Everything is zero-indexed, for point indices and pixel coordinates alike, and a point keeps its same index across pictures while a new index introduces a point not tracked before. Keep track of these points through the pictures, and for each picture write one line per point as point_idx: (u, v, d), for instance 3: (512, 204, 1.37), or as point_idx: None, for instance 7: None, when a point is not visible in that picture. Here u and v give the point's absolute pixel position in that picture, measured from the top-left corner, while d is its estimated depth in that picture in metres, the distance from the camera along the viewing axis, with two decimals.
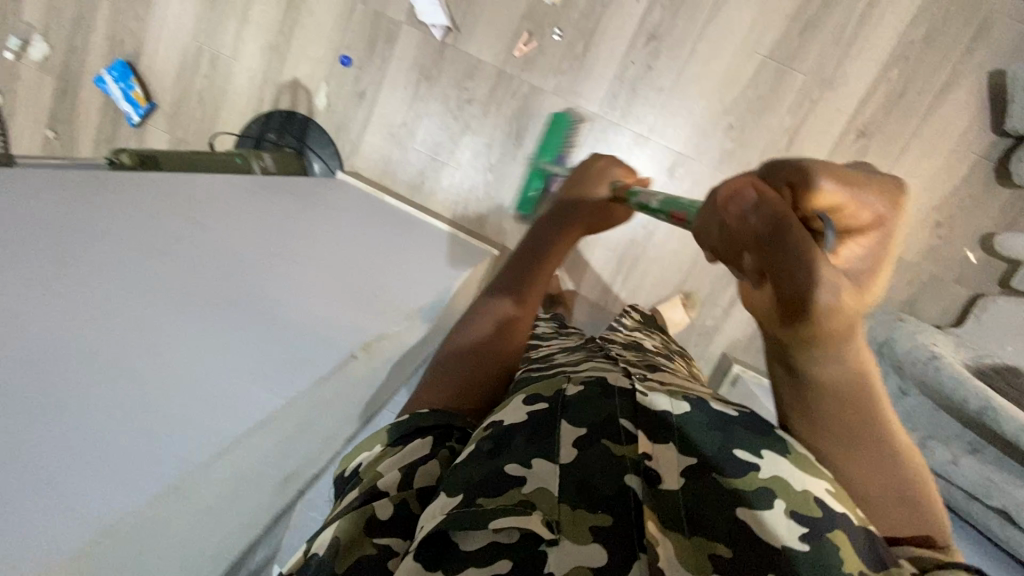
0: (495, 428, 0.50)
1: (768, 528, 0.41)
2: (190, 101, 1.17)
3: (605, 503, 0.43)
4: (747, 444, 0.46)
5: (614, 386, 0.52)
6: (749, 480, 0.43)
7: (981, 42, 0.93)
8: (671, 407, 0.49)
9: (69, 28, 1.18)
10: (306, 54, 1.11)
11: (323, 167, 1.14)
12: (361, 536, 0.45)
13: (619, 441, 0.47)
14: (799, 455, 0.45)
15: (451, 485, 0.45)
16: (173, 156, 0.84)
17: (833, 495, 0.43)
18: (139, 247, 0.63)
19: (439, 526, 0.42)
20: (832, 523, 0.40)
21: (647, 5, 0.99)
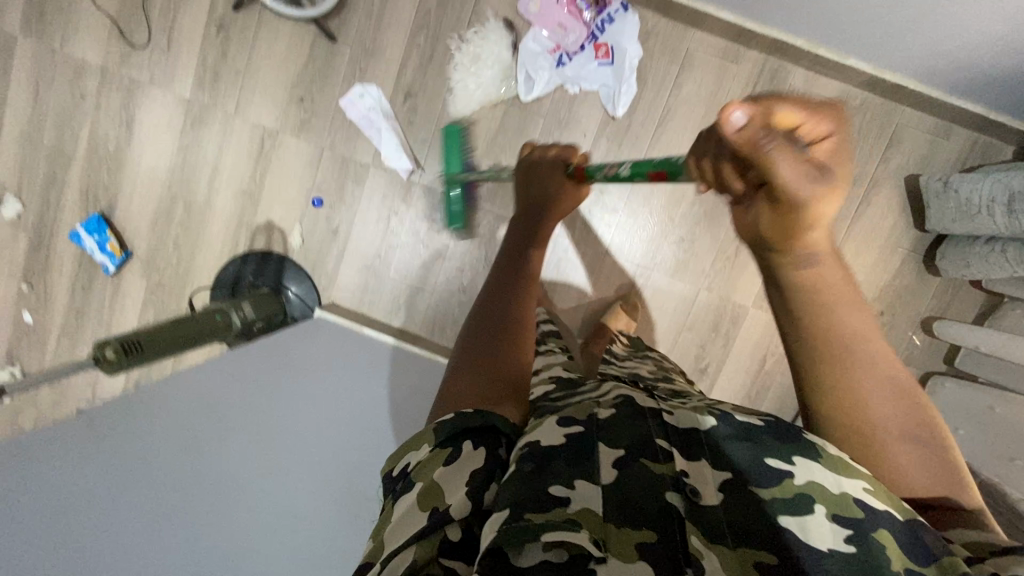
0: (529, 446, 0.49)
1: (813, 535, 0.43)
2: (166, 247, 1.21)
3: (649, 521, 0.45)
4: (780, 454, 0.49)
5: (649, 409, 0.56)
6: (784, 488, 0.46)
7: (894, 152, 1.03)
8: (699, 424, 0.53)
9: (43, 187, 1.22)
10: (279, 197, 1.16)
11: (302, 302, 1.18)
12: (433, 560, 0.43)
13: (657, 459, 0.50)
14: (834, 458, 0.48)
15: (503, 497, 0.44)
16: (155, 330, 0.87)
17: (871, 493, 0.46)
18: (155, 490, 0.64)
19: (495, 543, 0.41)
20: (879, 521, 0.44)
21: (593, 138, 1.07)
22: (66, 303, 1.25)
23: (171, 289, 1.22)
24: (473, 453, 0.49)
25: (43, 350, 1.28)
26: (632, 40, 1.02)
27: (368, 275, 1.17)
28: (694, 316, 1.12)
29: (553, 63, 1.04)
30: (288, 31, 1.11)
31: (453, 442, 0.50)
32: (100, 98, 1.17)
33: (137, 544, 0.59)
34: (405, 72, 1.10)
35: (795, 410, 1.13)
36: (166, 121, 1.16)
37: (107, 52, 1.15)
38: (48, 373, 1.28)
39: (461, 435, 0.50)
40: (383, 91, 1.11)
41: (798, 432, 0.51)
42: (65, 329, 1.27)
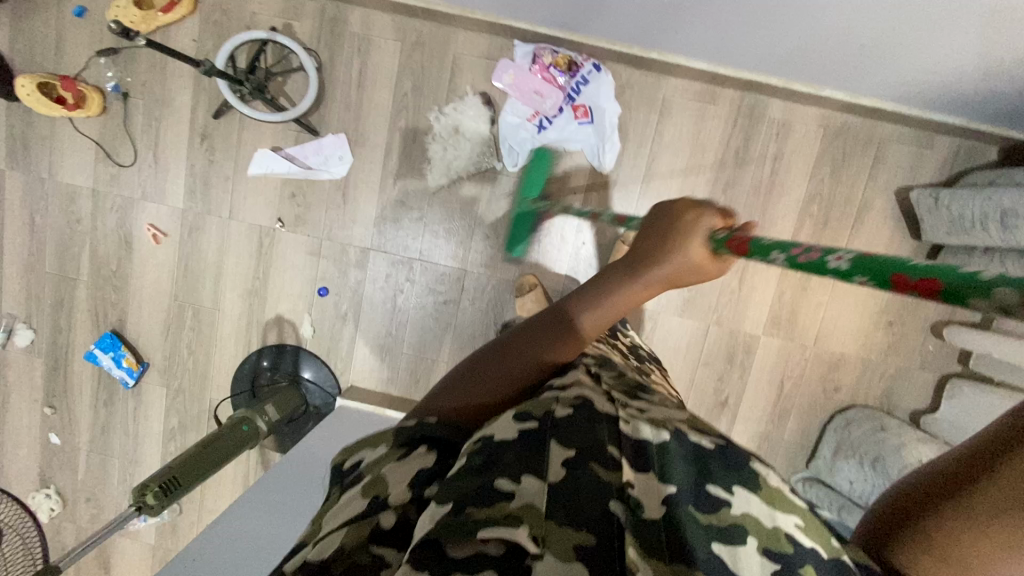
0: (484, 441, 0.48)
1: (742, 560, 0.44)
2: (181, 353, 1.22)
3: (590, 523, 0.44)
4: (718, 481, 0.49)
5: (604, 414, 0.53)
6: (721, 516, 0.47)
7: (881, 168, 1.05)
8: (652, 436, 0.52)
9: (53, 312, 1.23)
10: (284, 292, 1.18)
11: (321, 390, 1.19)
12: (365, 544, 0.42)
13: (607, 466, 0.48)
14: (771, 492, 0.49)
15: (444, 491, 0.43)
16: (189, 455, 0.89)
17: (801, 530, 0.47)
18: None
19: (431, 536, 0.40)
20: (805, 558, 0.44)
21: (584, 195, 1.09)
22: (90, 420, 1.27)
23: (191, 393, 1.23)
24: (426, 456, 0.49)
25: (74, 468, 1.29)
26: (605, 103, 1.04)
27: (382, 355, 1.18)
28: (708, 351, 1.13)
29: (535, 128, 1.06)
30: (271, 132, 1.12)
31: (409, 447, 0.50)
32: (94, 219, 1.19)
33: None
34: (390, 156, 1.11)
35: (820, 429, 1.13)
36: (163, 234, 1.18)
37: (95, 174, 1.16)
38: (82, 490, 1.30)
39: (421, 441, 0.51)
40: (372, 177, 1.12)
41: (748, 460, 0.52)
42: (93, 445, 1.28)
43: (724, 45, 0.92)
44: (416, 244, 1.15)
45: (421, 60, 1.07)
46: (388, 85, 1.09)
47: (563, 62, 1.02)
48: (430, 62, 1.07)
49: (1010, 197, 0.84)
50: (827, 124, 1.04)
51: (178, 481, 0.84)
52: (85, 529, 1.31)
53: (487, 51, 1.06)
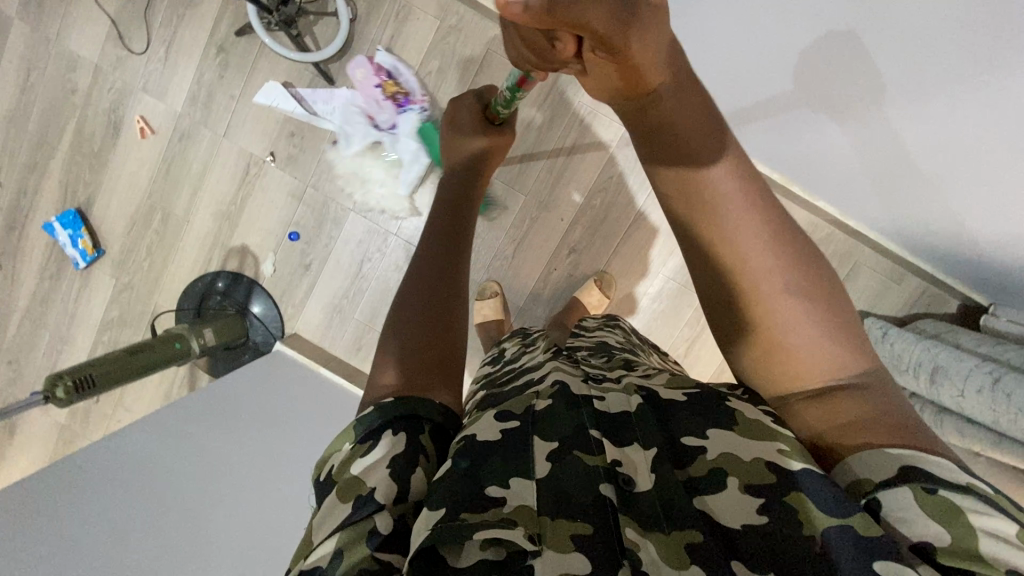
0: (467, 440, 0.46)
1: (724, 512, 0.41)
2: (139, 251, 1.22)
3: (584, 511, 0.41)
4: (694, 430, 0.46)
5: (581, 395, 0.50)
6: (699, 467, 0.44)
7: (848, 287, 1.08)
8: (629, 407, 0.49)
9: (22, 172, 1.21)
10: (256, 224, 1.17)
11: (264, 330, 1.20)
12: (359, 545, 0.40)
13: (591, 450, 0.45)
14: (751, 426, 0.45)
15: (435, 497, 0.41)
16: (108, 360, 0.89)
17: (788, 453, 0.42)
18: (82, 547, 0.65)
19: (429, 542, 0.38)
20: (796, 484, 0.40)
21: (570, 224, 1.12)
22: (32, 288, 1.26)
23: (138, 292, 1.23)
24: (395, 440, 0.46)
25: (4, 329, 1.29)
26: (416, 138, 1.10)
27: (333, 313, 1.20)
28: None
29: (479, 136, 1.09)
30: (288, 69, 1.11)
31: (374, 437, 0.47)
32: (90, 95, 1.17)
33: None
34: (397, 128, 1.11)
35: None
36: (153, 130, 1.16)
37: (103, 52, 1.14)
38: (7, 352, 1.30)
39: (389, 425, 0.48)
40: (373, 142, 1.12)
41: (718, 400, 0.48)
42: (29, 311, 1.28)
43: (773, 100, 0.81)
44: (397, 217, 1.15)
45: (454, 46, 1.07)
46: (415, 60, 1.08)
47: (393, 87, 1.09)
48: (461, 50, 1.07)
49: (944, 355, 0.88)
50: (813, 231, 1.06)
51: (93, 381, 0.85)
52: None
53: None
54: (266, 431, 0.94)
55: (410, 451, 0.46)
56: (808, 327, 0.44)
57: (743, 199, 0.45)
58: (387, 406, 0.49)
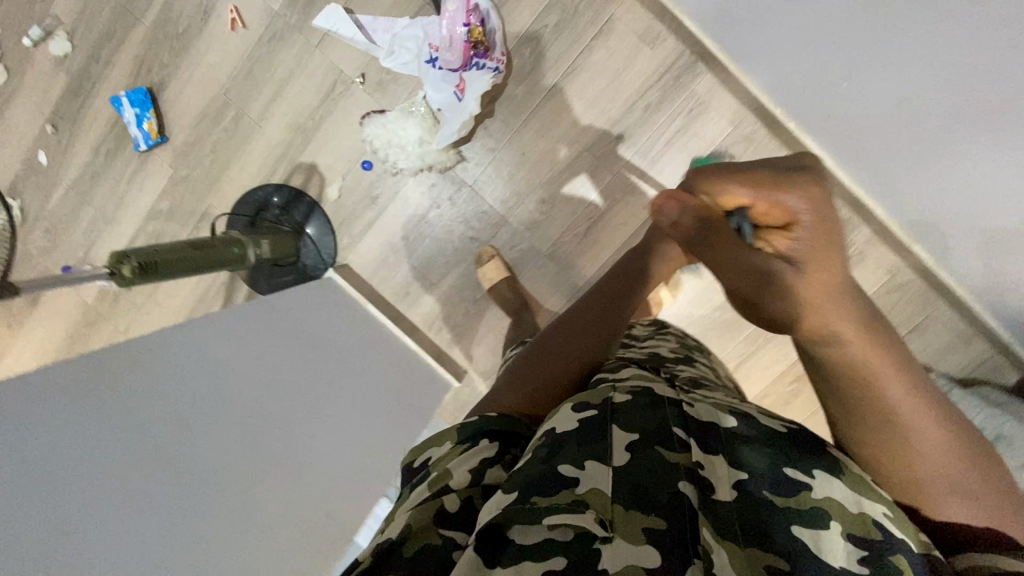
0: (547, 435, 0.47)
1: (825, 546, 0.42)
2: (204, 146, 1.17)
3: (660, 507, 0.42)
4: (802, 465, 0.47)
5: (665, 397, 0.52)
6: (801, 500, 0.45)
7: (914, 338, 1.06)
8: (716, 420, 0.51)
9: (99, 38, 1.16)
10: (330, 145, 1.13)
11: (316, 254, 1.17)
12: (428, 526, 0.43)
13: (672, 447, 0.46)
14: (854, 477, 0.47)
15: (509, 480, 0.43)
16: (170, 249, 0.86)
17: (891, 518, 0.45)
18: (178, 421, 0.64)
19: (499, 520, 0.40)
20: (897, 548, 0.42)
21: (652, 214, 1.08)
22: (85, 161, 1.22)
23: (194, 189, 1.19)
24: (483, 446, 0.50)
25: (48, 196, 1.25)
26: (476, 96, 1.05)
27: (389, 252, 1.17)
28: None
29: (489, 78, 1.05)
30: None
31: (471, 438, 0.50)
32: None
33: (162, 466, 0.60)
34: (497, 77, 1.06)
35: None
36: (244, 24, 1.11)
37: None
38: (46, 220, 1.26)
39: (485, 433, 0.51)
40: None
41: (821, 445, 0.50)
42: (76, 184, 1.23)
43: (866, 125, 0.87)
44: (475, 170, 1.11)
45: (577, 4, 1.02)
46: (533, 10, 1.03)
47: (479, 34, 1.02)
48: (584, 10, 1.02)
49: None
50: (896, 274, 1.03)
51: (155, 266, 0.82)
52: (30, 256, 1.27)
53: (643, 32, 1.01)
54: (292, 349, 0.88)
55: (495, 458, 0.49)
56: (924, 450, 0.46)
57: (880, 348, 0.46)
58: (489, 418, 0.52)
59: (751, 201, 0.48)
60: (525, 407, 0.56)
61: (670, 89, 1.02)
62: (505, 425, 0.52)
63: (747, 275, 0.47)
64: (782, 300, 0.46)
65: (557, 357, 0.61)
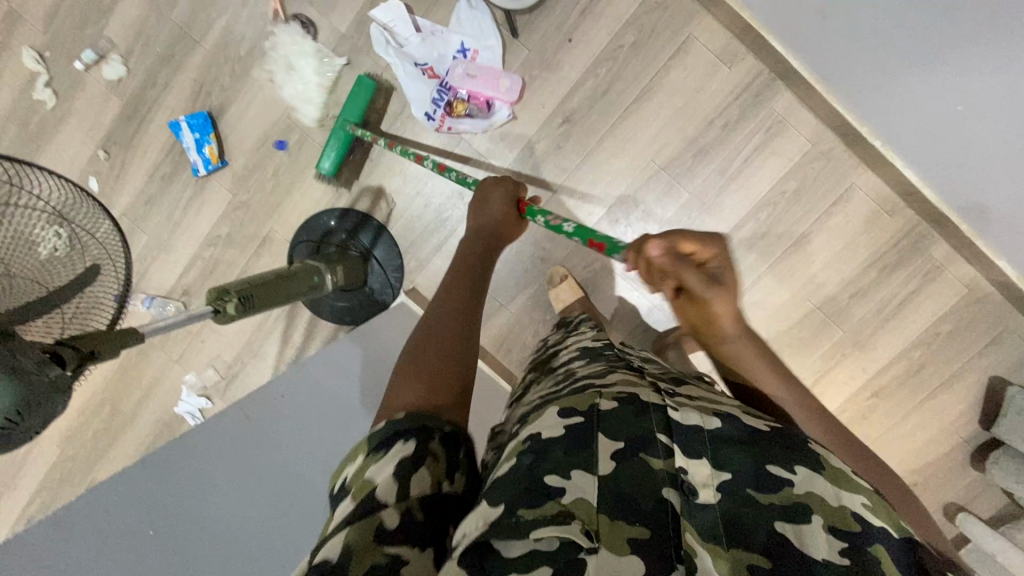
0: (532, 441, 0.50)
1: (809, 540, 0.42)
2: (265, 170, 1.15)
3: (643, 516, 0.44)
4: (778, 460, 0.48)
5: (652, 403, 0.53)
6: (784, 494, 0.45)
7: (992, 351, 1.06)
8: (702, 423, 0.51)
9: (156, 61, 1.13)
10: (398, 168, 1.12)
11: (383, 279, 1.14)
12: (373, 545, 0.44)
13: (658, 455, 0.48)
14: (835, 472, 0.48)
15: (492, 496, 0.46)
16: (257, 279, 0.82)
17: (868, 508, 0.46)
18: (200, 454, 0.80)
19: (484, 536, 0.42)
20: (875, 538, 0.43)
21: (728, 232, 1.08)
22: (139, 186, 1.19)
23: (254, 214, 1.17)
24: (406, 446, 0.50)
25: None
26: (437, 137, 1.10)
27: None
28: None
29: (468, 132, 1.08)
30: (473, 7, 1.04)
31: (386, 444, 0.51)
32: None
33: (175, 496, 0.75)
34: (572, 98, 1.06)
35: None
36: (310, 47, 1.09)
37: None
38: None
39: (404, 433, 0.51)
40: (542, 108, 1.07)
41: (804, 442, 0.51)
42: (129, 210, 1.20)
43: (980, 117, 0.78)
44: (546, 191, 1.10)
45: (654, 25, 1.02)
46: (610, 30, 1.03)
47: (462, 108, 1.06)
48: (662, 30, 1.01)
49: None
50: (975, 288, 1.03)
51: (250, 299, 0.78)
52: None
53: (721, 50, 1.01)
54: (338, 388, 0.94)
55: (418, 453, 0.49)
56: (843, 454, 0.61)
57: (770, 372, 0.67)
58: (399, 419, 0.53)
59: (696, 249, 0.66)
60: (432, 399, 0.56)
61: (747, 107, 1.02)
62: (421, 418, 0.53)
63: (712, 286, 0.64)
64: (717, 300, 0.64)
65: (446, 354, 0.63)
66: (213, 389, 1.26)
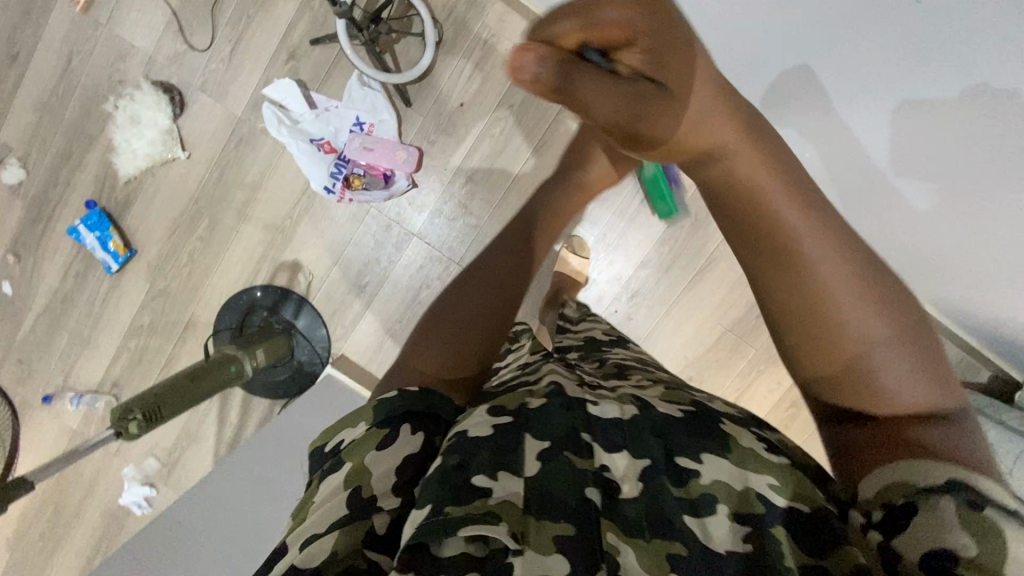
0: (458, 438, 0.47)
1: (713, 534, 0.42)
2: (179, 256, 1.15)
3: (568, 513, 0.42)
4: (686, 449, 0.48)
5: (574, 397, 0.53)
6: (691, 486, 0.45)
7: None
8: (620, 414, 0.52)
9: (54, 162, 1.13)
10: (312, 240, 1.13)
11: (310, 351, 1.16)
12: (357, 548, 0.41)
13: (581, 454, 0.47)
14: (740, 455, 0.47)
15: (423, 496, 0.42)
16: (166, 388, 0.84)
17: (776, 490, 0.44)
18: None
19: (413, 539, 0.39)
20: (776, 517, 0.42)
21: (636, 268, 1.12)
22: (53, 286, 1.18)
23: (174, 300, 1.17)
24: (411, 436, 0.48)
25: (17, 326, 1.20)
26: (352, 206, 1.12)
27: (384, 337, 1.16)
28: None
29: (382, 195, 1.09)
30: (364, 83, 1.06)
31: (392, 425, 0.49)
32: (139, 89, 1.09)
33: None
34: (471, 158, 1.09)
35: None
36: (208, 133, 1.10)
37: (160, 46, 1.08)
38: (18, 350, 1.21)
39: (406, 414, 0.50)
40: (444, 170, 1.10)
41: (714, 422, 0.52)
42: (47, 311, 1.19)
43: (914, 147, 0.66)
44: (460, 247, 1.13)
45: None
46: (498, 90, 1.07)
47: (359, 182, 1.08)
48: None
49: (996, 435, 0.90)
50: None
51: (157, 411, 0.80)
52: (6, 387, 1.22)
53: None
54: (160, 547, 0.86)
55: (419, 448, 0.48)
56: (892, 375, 0.41)
57: (816, 237, 0.42)
58: (406, 395, 0.51)
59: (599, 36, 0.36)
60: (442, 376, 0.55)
61: None
62: (418, 398, 0.51)
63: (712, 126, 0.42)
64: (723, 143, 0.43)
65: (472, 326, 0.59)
66: (157, 476, 1.25)
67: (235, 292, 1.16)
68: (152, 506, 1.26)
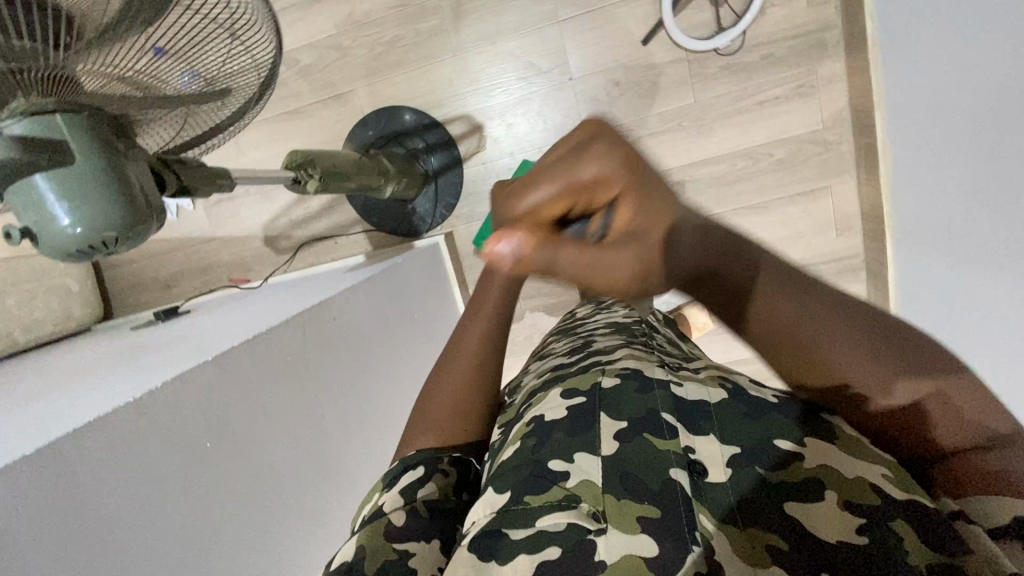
0: (536, 423, 0.47)
1: (816, 524, 0.36)
2: (383, 31, 1.04)
3: (652, 496, 0.40)
4: (786, 433, 0.40)
5: (656, 380, 0.48)
6: (788, 472, 0.39)
7: None
8: (708, 395, 0.46)
9: None
10: (508, 118, 1.05)
11: (427, 210, 1.08)
12: (382, 541, 0.41)
13: (661, 434, 0.43)
14: (851, 438, 0.39)
15: (496, 480, 0.43)
16: (342, 158, 0.78)
17: (895, 480, 0.36)
18: (239, 490, 0.54)
19: (493, 526, 0.40)
20: (900, 514, 0.34)
21: (736, 360, 1.12)
22: None
23: (345, 65, 1.06)
24: (412, 472, 0.45)
25: None
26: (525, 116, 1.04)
27: None
28: None
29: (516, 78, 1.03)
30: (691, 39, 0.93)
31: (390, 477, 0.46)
32: None
33: (234, 438, 0.54)
34: (697, 167, 1.04)
35: None
36: None
37: None
38: None
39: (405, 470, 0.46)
40: (667, 158, 1.04)
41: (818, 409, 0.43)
42: None
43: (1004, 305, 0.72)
44: None
45: (806, 157, 1.01)
46: (770, 133, 1.01)
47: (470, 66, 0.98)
48: (807, 165, 1.01)
49: None
50: None
51: (332, 179, 0.74)
52: None
53: (841, 217, 1.03)
54: (312, 370, 0.66)
55: (426, 475, 0.45)
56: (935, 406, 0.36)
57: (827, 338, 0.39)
58: (408, 451, 0.47)
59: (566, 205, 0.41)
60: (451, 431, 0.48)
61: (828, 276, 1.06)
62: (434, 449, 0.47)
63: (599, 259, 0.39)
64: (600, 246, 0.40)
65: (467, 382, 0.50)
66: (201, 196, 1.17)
67: (389, 108, 1.06)
68: (176, 218, 1.19)
